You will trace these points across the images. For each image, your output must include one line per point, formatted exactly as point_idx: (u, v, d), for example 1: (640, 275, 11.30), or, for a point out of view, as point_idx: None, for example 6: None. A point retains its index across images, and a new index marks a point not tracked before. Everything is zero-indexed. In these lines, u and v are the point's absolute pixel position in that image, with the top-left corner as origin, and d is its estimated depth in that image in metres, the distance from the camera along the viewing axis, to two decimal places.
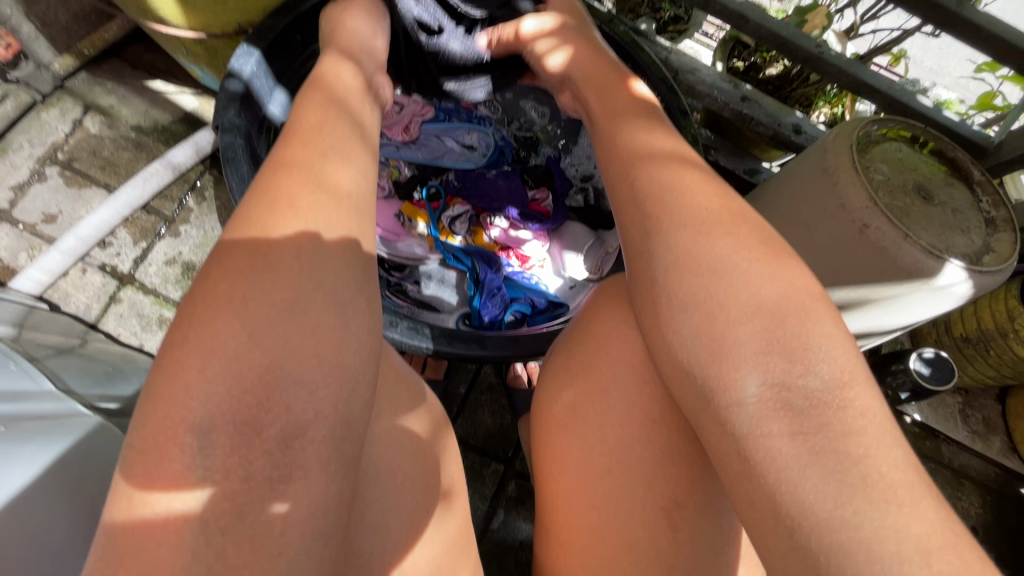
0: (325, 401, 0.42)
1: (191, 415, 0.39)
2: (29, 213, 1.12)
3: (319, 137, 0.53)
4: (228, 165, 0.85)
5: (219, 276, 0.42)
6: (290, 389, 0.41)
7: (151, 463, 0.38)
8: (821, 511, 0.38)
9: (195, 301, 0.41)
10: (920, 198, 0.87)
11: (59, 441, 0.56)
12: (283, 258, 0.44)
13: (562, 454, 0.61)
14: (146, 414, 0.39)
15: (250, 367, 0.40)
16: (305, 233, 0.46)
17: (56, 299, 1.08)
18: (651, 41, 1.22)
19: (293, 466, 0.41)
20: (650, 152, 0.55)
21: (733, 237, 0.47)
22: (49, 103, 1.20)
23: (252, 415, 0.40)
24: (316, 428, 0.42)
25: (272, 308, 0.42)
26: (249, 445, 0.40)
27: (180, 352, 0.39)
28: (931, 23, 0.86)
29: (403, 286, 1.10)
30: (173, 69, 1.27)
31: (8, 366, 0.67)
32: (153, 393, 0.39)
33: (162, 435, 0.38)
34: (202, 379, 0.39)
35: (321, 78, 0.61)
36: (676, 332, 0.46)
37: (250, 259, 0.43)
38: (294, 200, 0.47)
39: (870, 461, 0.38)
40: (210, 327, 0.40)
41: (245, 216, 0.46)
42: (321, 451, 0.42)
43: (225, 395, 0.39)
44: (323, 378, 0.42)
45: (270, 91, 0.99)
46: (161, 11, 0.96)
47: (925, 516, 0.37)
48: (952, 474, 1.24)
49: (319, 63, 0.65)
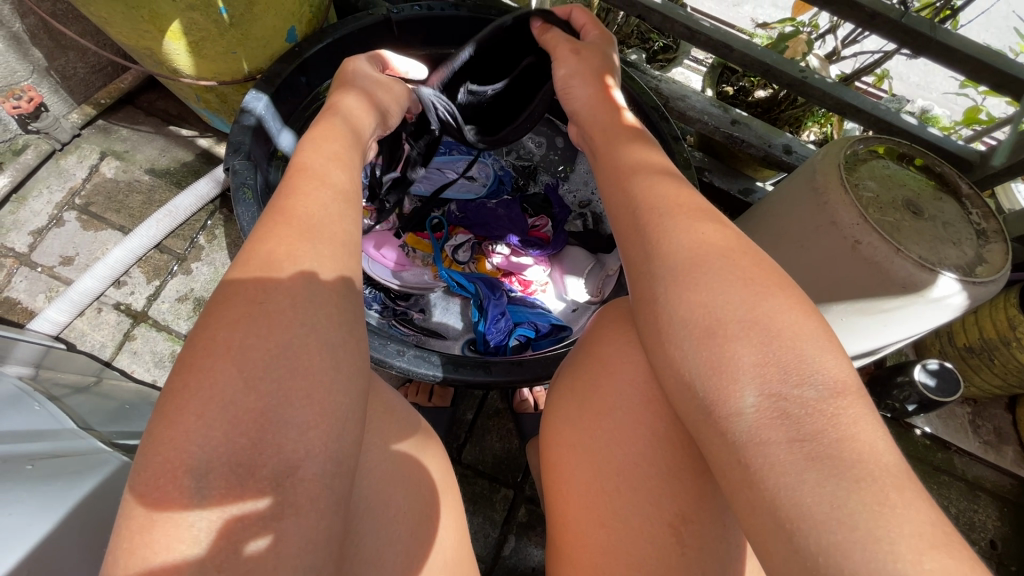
0: (315, 441, 0.44)
1: (190, 457, 0.40)
2: (48, 256, 1.16)
3: (322, 181, 0.56)
4: (239, 204, 0.89)
5: (217, 327, 0.44)
6: (281, 431, 0.43)
7: (157, 505, 0.40)
8: (819, 513, 0.39)
9: (197, 346, 0.43)
10: (910, 213, 0.89)
11: (81, 480, 0.58)
12: (278, 302, 0.46)
13: (570, 473, 0.63)
14: (146, 457, 0.41)
15: (244, 412, 0.42)
16: (307, 275, 0.49)
17: (72, 338, 1.11)
18: (641, 71, 1.27)
19: (286, 505, 0.42)
20: (645, 176, 0.59)
21: (725, 260, 0.49)
22: (68, 151, 1.24)
23: (246, 457, 0.42)
24: (308, 466, 0.43)
25: (265, 353, 0.44)
26: (243, 484, 0.41)
27: (179, 401, 0.41)
28: (907, 47, 0.90)
29: (409, 315, 1.14)
30: (185, 114, 1.33)
31: (33, 407, 0.69)
32: (153, 439, 0.41)
33: (161, 480, 0.40)
34: (199, 424, 0.41)
35: (320, 127, 0.65)
36: (678, 349, 0.48)
37: (247, 303, 0.46)
38: (294, 243, 0.50)
39: (864, 464, 0.39)
40: (211, 374, 0.42)
41: (250, 261, 0.49)
42: (313, 488, 0.43)
43: (221, 438, 0.41)
44: (315, 417, 0.44)
45: (279, 128, 1.05)
46: (176, 62, 1.00)
47: (920, 517, 0.38)
48: (967, 487, 1.23)
49: (345, 104, 0.72)
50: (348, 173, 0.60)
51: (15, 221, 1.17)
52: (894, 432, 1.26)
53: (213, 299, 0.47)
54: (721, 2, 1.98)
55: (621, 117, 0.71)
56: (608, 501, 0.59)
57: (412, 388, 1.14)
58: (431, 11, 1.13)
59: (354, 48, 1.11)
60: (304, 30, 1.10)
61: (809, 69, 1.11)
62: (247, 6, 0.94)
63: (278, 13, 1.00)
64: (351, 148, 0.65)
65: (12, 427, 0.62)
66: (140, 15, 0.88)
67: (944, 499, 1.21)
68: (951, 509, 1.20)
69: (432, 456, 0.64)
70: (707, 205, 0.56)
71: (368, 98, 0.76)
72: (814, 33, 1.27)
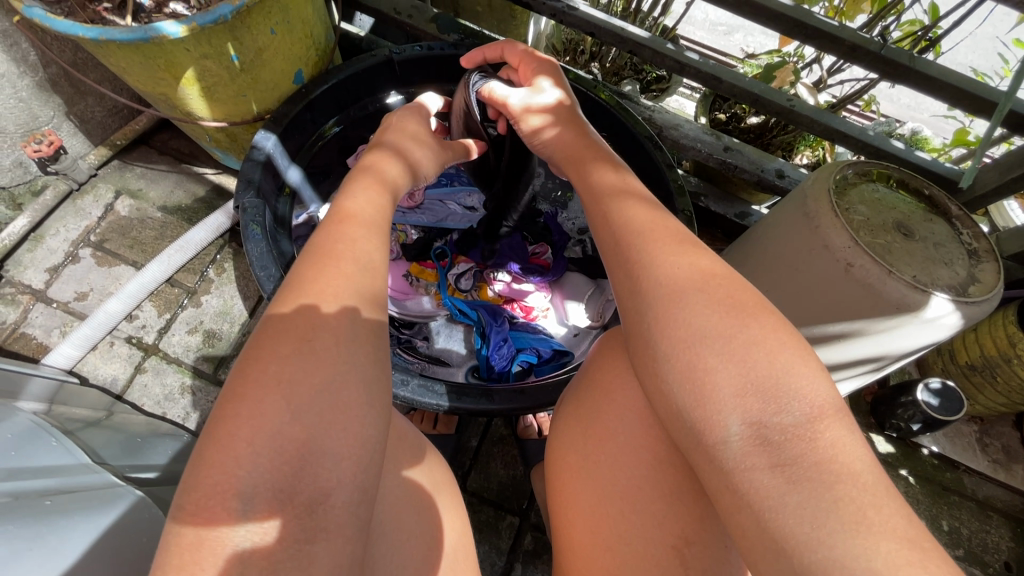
0: (348, 470, 0.46)
1: (238, 481, 0.42)
2: (63, 292, 1.20)
3: (335, 219, 0.59)
4: (249, 239, 0.93)
5: (268, 358, 0.47)
6: (321, 460, 0.45)
7: (202, 528, 0.41)
8: (801, 534, 0.40)
9: (245, 377, 0.46)
10: (901, 235, 0.90)
11: (99, 514, 0.60)
12: (326, 340, 0.49)
13: (577, 498, 0.64)
14: (194, 481, 0.43)
15: (289, 441, 0.44)
16: (334, 306, 0.51)
17: (85, 373, 1.13)
18: (634, 102, 1.31)
19: (317, 529, 0.43)
20: (619, 205, 0.62)
21: (701, 292, 0.51)
22: (84, 191, 1.29)
23: (287, 484, 0.43)
24: (337, 494, 0.45)
25: (310, 388, 0.46)
26: (283, 508, 0.43)
27: (230, 426, 0.44)
28: (887, 77, 0.94)
29: (413, 343, 1.16)
30: (197, 152, 1.38)
31: (50, 443, 0.71)
32: (203, 462, 0.43)
33: (212, 500, 0.42)
34: (249, 451, 0.43)
35: (359, 171, 0.68)
36: (665, 380, 0.50)
37: (297, 339, 0.48)
38: (321, 277, 0.52)
39: (842, 486, 0.41)
40: (258, 403, 0.45)
41: (287, 297, 0.51)
42: (342, 515, 0.45)
43: (269, 463, 0.43)
44: (349, 448, 0.46)
45: (287, 164, 1.10)
46: (190, 106, 1.05)
47: (895, 534, 0.39)
48: (977, 507, 1.22)
49: (370, 155, 0.72)
50: (382, 206, 0.64)
51: (32, 259, 1.22)
52: (900, 452, 1.26)
53: (258, 331, 0.49)
54: (712, 32, 2.05)
55: (598, 146, 0.73)
56: (612, 524, 0.60)
57: (416, 415, 1.15)
58: (431, 50, 1.17)
59: (358, 87, 1.17)
60: (310, 72, 1.15)
61: (797, 98, 1.15)
62: (257, 53, 1.00)
63: (286, 58, 1.06)
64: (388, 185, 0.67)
65: (27, 465, 0.64)
66: (156, 64, 0.93)
67: (955, 520, 1.20)
68: (963, 530, 1.19)
69: (436, 481, 0.66)
70: (682, 229, 0.58)
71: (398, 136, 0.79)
72: (801, 63, 1.34)
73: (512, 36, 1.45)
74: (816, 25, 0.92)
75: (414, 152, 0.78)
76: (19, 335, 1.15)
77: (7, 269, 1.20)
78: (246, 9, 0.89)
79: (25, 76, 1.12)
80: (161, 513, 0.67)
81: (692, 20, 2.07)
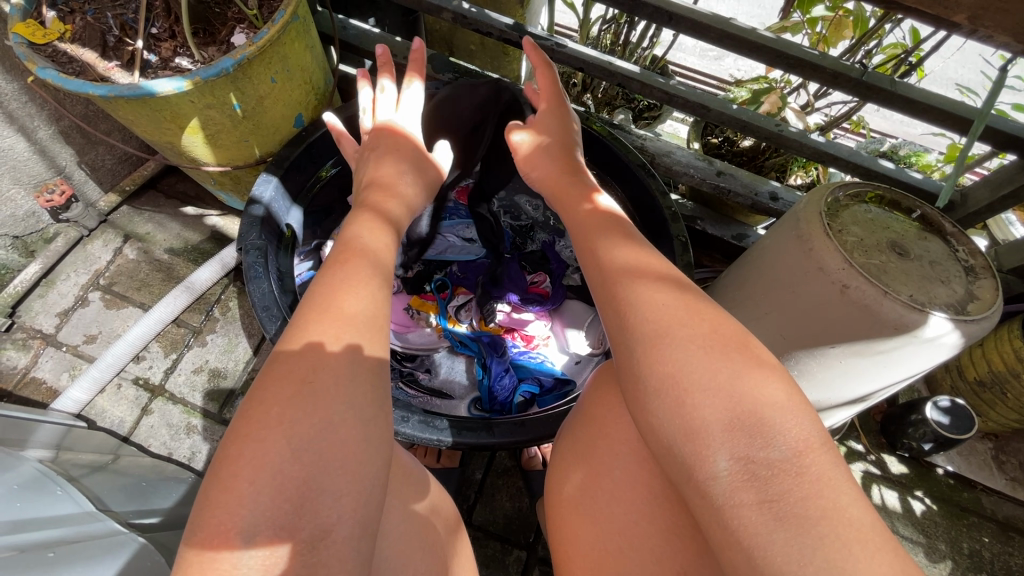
0: (347, 506, 0.46)
1: (241, 520, 0.43)
2: (72, 335, 1.22)
3: (347, 254, 0.61)
4: (252, 282, 0.95)
5: (272, 402, 0.47)
6: (321, 498, 0.45)
7: (209, 560, 0.42)
8: (788, 571, 0.40)
9: (251, 419, 0.47)
10: (896, 255, 0.87)
11: (102, 562, 0.60)
12: (327, 381, 0.49)
13: (578, 535, 0.65)
14: (200, 521, 0.43)
15: (289, 480, 0.45)
16: (334, 351, 0.51)
17: (92, 415, 1.15)
18: (626, 131, 1.34)
19: (319, 565, 0.44)
20: (604, 241, 0.64)
21: (685, 327, 0.52)
22: (95, 236, 1.33)
23: (289, 521, 0.44)
24: (339, 529, 0.46)
25: (310, 426, 0.47)
26: (286, 545, 0.43)
27: (233, 469, 0.44)
28: (872, 101, 0.96)
29: (415, 376, 1.17)
30: (202, 194, 1.43)
31: (55, 492, 0.71)
32: (208, 503, 0.44)
33: (217, 537, 0.42)
34: (252, 490, 0.44)
35: (366, 202, 0.71)
36: (655, 417, 0.51)
37: (298, 383, 0.49)
38: (327, 317, 0.53)
39: (827, 523, 0.41)
40: (260, 444, 0.45)
41: (282, 342, 0.53)
42: (343, 551, 0.45)
43: (269, 505, 0.44)
44: (346, 487, 0.47)
45: (287, 208, 1.13)
46: (193, 153, 1.08)
47: (881, 571, 0.39)
48: (999, 528, 1.18)
49: (349, 214, 0.69)
50: (381, 241, 0.65)
51: (43, 304, 1.25)
52: (914, 472, 1.23)
53: (255, 381, 0.50)
54: (703, 57, 2.10)
55: (591, 195, 0.74)
56: (612, 561, 0.60)
57: (420, 449, 1.15)
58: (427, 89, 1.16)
59: (354, 127, 1.19)
60: (310, 115, 1.19)
61: (785, 123, 1.17)
62: (258, 101, 1.04)
63: (286, 104, 1.10)
64: (390, 226, 0.69)
65: (29, 515, 0.64)
66: (162, 116, 0.97)
67: (976, 542, 1.16)
68: (985, 553, 1.15)
69: (436, 516, 0.67)
70: (665, 265, 0.60)
71: (382, 180, 0.76)
72: (787, 88, 1.40)
73: (505, 71, 1.51)
74: (797, 54, 0.95)
75: (394, 199, 0.73)
76: (29, 379, 1.17)
77: (19, 315, 1.23)
78: (246, 62, 0.94)
79: (40, 130, 1.17)
80: (164, 559, 0.68)
81: (683, 46, 2.12)
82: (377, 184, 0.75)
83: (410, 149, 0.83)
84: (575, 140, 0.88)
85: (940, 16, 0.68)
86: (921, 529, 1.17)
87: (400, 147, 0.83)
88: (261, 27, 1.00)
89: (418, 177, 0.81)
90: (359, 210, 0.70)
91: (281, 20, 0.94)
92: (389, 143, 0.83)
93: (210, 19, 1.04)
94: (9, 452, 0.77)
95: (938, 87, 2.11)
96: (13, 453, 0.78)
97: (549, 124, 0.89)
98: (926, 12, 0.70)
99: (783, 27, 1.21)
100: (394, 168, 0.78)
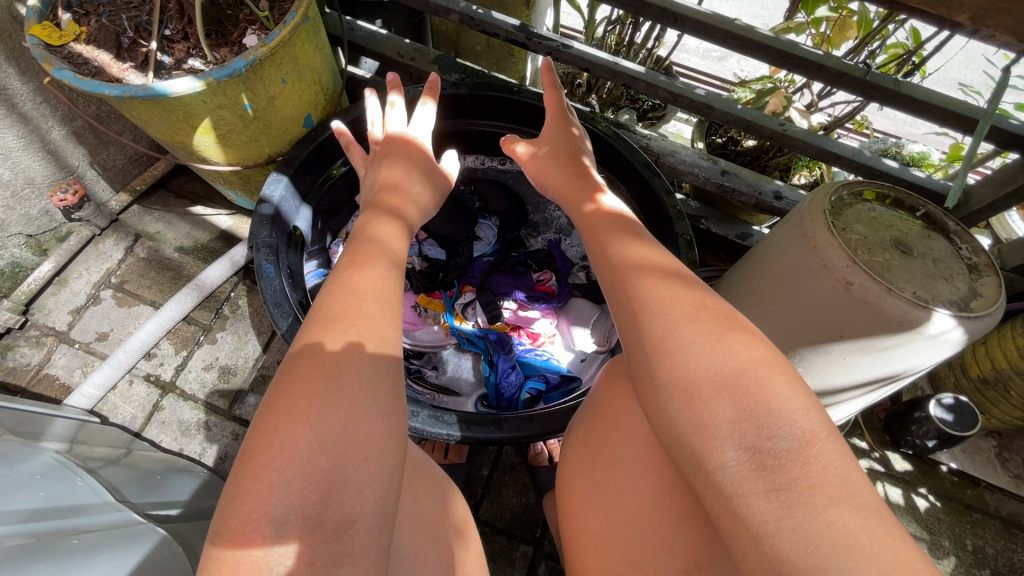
0: (371, 499, 0.47)
1: (272, 508, 0.44)
2: (85, 333, 1.24)
3: (366, 251, 0.63)
4: (264, 280, 0.96)
5: (298, 395, 0.49)
6: (346, 489, 0.47)
7: (238, 548, 0.43)
8: (797, 557, 0.41)
9: (278, 411, 0.48)
10: (899, 252, 0.88)
11: (122, 552, 0.62)
12: (350, 375, 0.51)
13: (589, 525, 0.66)
14: (230, 510, 0.44)
15: (315, 471, 0.46)
16: (353, 346, 0.53)
17: (105, 411, 1.16)
18: (630, 131, 1.35)
19: (343, 554, 0.45)
20: (611, 238, 0.66)
21: (693, 322, 0.53)
22: (107, 235, 1.35)
23: (316, 511, 0.45)
24: (362, 520, 0.47)
25: (335, 419, 0.48)
26: (314, 535, 0.45)
27: (264, 458, 0.46)
28: (876, 100, 0.98)
29: (423, 372, 1.19)
30: (211, 194, 1.44)
31: (75, 482, 0.72)
32: (237, 493, 0.45)
33: (247, 526, 0.44)
34: (281, 480, 0.45)
35: (376, 203, 0.73)
36: (665, 410, 0.52)
37: (322, 376, 0.50)
38: (346, 314, 0.55)
39: (834, 511, 0.42)
40: (289, 435, 0.47)
41: (303, 337, 0.54)
42: (365, 541, 0.47)
43: (299, 494, 0.45)
44: (370, 478, 0.48)
45: (297, 207, 1.14)
46: (204, 152, 1.10)
47: (889, 556, 0.40)
48: (1002, 525, 1.19)
49: (360, 215, 0.71)
50: (393, 240, 0.66)
51: (56, 302, 1.26)
52: (918, 470, 1.24)
53: (280, 375, 0.51)
54: (706, 58, 2.12)
55: (596, 194, 0.76)
56: (623, 550, 0.61)
57: (428, 446, 1.17)
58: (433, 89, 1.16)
59: (362, 127, 1.21)
60: (319, 115, 1.21)
61: (789, 123, 1.18)
62: (269, 101, 1.05)
63: (296, 104, 1.11)
64: (403, 226, 0.70)
65: (51, 506, 0.66)
66: (176, 116, 0.99)
67: (979, 539, 1.17)
68: (988, 549, 1.16)
69: (447, 509, 0.69)
70: (672, 261, 0.61)
71: (388, 181, 0.78)
72: (791, 88, 1.41)
73: (511, 72, 1.52)
74: (802, 54, 0.96)
75: (404, 199, 0.75)
76: (42, 376, 1.19)
77: (33, 312, 1.25)
78: (258, 62, 0.96)
79: (54, 130, 1.19)
80: (182, 550, 0.69)
81: (687, 47, 2.14)
82: (390, 189, 0.76)
83: (420, 156, 0.85)
84: (579, 143, 0.90)
85: (943, 15, 0.69)
86: (925, 526, 1.17)
87: (412, 154, 0.84)
88: (272, 28, 1.01)
89: (424, 176, 0.82)
90: (371, 211, 0.71)
91: (292, 21, 0.96)
92: (400, 149, 0.85)
93: (222, 21, 1.06)
94: (27, 443, 0.78)
95: (941, 87, 2.12)
96: (32, 445, 0.79)
97: (551, 132, 0.91)
98: (930, 12, 0.71)
99: (788, 27, 1.22)
100: (403, 169, 0.80)
